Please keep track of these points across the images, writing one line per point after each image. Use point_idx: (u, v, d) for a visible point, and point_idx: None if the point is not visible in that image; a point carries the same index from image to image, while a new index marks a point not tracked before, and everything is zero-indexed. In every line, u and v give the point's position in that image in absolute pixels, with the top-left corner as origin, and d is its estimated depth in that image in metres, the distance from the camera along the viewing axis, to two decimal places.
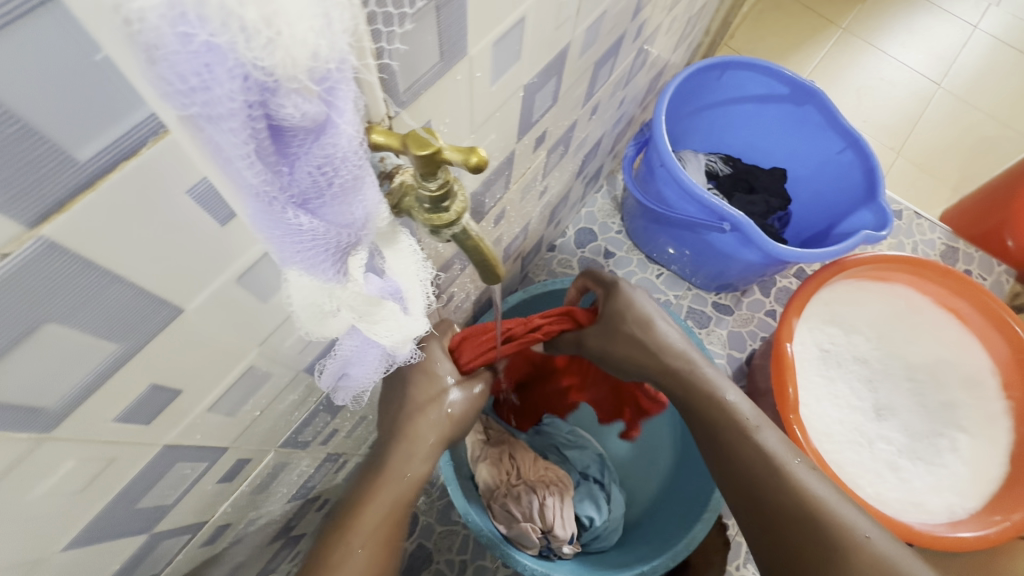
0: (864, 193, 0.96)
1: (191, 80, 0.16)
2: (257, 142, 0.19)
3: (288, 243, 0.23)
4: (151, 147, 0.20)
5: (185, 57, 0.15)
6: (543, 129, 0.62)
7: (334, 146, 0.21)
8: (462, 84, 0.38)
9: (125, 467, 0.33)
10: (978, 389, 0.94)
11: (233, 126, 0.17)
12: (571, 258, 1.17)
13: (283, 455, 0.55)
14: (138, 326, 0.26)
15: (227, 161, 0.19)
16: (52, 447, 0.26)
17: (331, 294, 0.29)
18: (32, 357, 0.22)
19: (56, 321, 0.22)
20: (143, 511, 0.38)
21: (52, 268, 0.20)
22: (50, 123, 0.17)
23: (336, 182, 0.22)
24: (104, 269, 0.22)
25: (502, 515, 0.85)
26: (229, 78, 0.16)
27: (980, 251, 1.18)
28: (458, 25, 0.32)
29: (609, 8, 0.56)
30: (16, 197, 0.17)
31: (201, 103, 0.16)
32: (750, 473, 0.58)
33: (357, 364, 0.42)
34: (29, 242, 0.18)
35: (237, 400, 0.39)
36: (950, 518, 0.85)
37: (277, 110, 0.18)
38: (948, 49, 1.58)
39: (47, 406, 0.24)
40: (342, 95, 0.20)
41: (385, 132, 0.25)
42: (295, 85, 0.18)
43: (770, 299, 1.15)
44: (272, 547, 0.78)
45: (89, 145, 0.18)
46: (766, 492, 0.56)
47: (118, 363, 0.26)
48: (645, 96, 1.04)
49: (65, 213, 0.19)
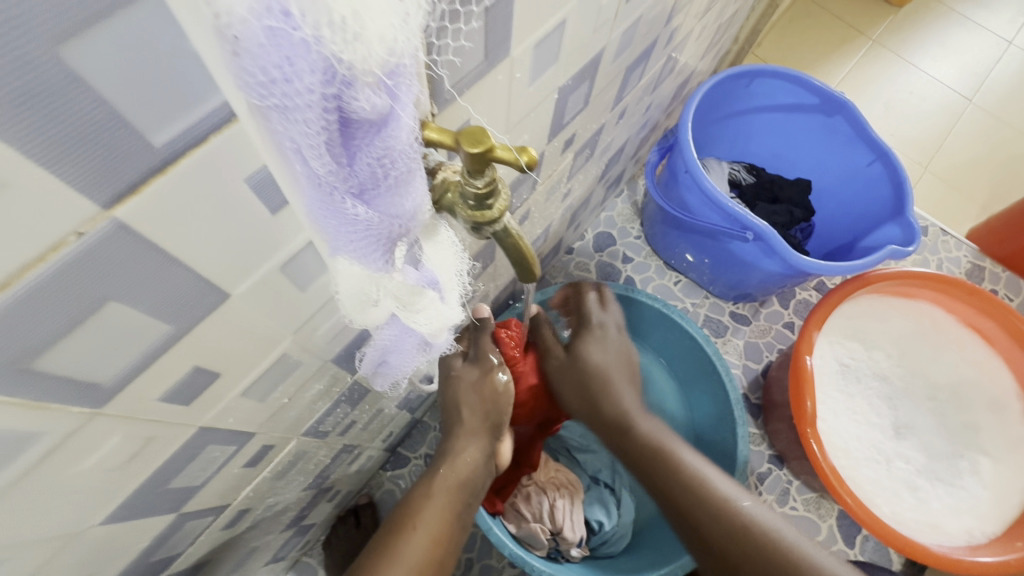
0: (892, 207, 0.95)
1: (272, 72, 0.16)
2: (327, 134, 0.19)
3: (342, 231, 0.24)
4: (221, 135, 0.20)
5: (271, 50, 0.16)
6: (573, 131, 0.63)
7: (394, 140, 0.21)
8: (502, 85, 0.38)
9: (164, 446, 0.34)
10: (1002, 411, 0.92)
11: (306, 117, 0.18)
12: (589, 261, 1.17)
13: (304, 443, 0.56)
14: (188, 309, 0.26)
15: (295, 150, 0.20)
16: (100, 423, 0.27)
17: (378, 284, 0.29)
18: (93, 334, 0.22)
19: (117, 300, 0.22)
20: (174, 490, 0.39)
21: (121, 247, 0.21)
22: (135, 109, 0.17)
23: (392, 174, 0.23)
24: (166, 251, 0.23)
25: (512, 514, 0.88)
26: (309, 71, 0.17)
27: (1006, 272, 1.16)
28: (504, 27, 0.33)
29: (645, 13, 0.56)
30: (96, 179, 0.18)
31: (280, 95, 0.17)
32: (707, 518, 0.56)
33: (395, 353, 0.43)
34: (103, 222, 0.19)
35: (268, 388, 0.40)
36: (968, 541, 0.84)
37: (348, 104, 0.19)
38: (980, 65, 1.55)
39: (102, 382, 0.25)
40: (406, 90, 0.20)
41: (438, 129, 0.25)
42: (369, 79, 0.18)
43: (789, 310, 1.14)
44: (284, 534, 0.80)
45: (165, 131, 0.19)
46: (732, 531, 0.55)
47: (167, 344, 0.27)
48: (671, 101, 1.03)
49: (137, 196, 0.19)
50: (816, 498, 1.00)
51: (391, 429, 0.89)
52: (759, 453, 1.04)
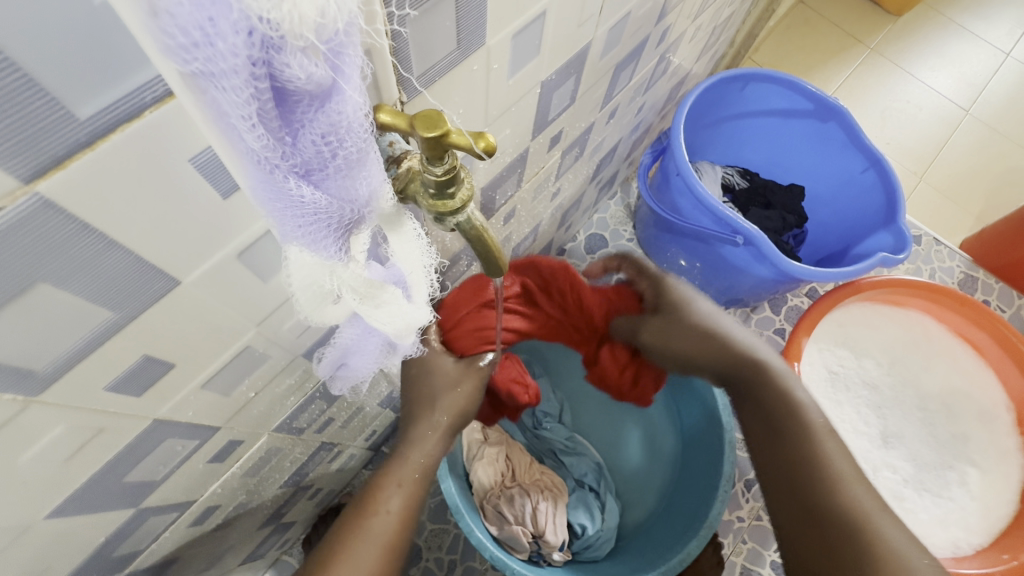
0: (884, 215, 0.94)
1: (193, 34, 0.16)
2: (260, 104, 0.18)
3: (289, 217, 0.23)
4: (155, 111, 0.20)
5: (188, 9, 0.15)
6: (559, 128, 0.62)
7: (339, 114, 0.20)
8: (479, 75, 0.37)
9: (116, 438, 0.33)
10: (991, 422, 0.92)
11: (234, 84, 0.17)
12: (580, 263, 1.17)
13: (276, 439, 0.55)
14: (133, 294, 0.25)
15: (229, 124, 0.19)
16: (41, 412, 0.26)
17: (332, 273, 0.28)
18: (23, 318, 0.21)
19: (48, 283, 0.21)
20: (131, 484, 0.38)
21: (48, 226, 0.20)
22: (51, 76, 0.17)
23: (340, 154, 0.22)
24: (101, 233, 0.22)
25: (494, 516, 0.87)
26: (232, 32, 0.16)
27: (1000, 283, 1.16)
28: (477, 14, 0.32)
29: (634, 9, 0.55)
30: (14, 151, 0.17)
31: (203, 59, 0.16)
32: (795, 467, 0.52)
33: (356, 354, 0.42)
34: (24, 197, 0.18)
35: (232, 381, 0.39)
36: (953, 553, 0.84)
37: (282, 71, 0.18)
38: (978, 76, 1.56)
39: (39, 369, 0.24)
40: (350, 61, 0.19)
41: (392, 113, 0.24)
42: (302, 44, 0.17)
43: (780, 317, 1.13)
44: (260, 533, 0.78)
45: (91, 103, 0.18)
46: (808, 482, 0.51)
47: (110, 331, 0.26)
48: (665, 104, 1.03)
49: (63, 170, 0.18)
50: None
51: (374, 428, 0.88)
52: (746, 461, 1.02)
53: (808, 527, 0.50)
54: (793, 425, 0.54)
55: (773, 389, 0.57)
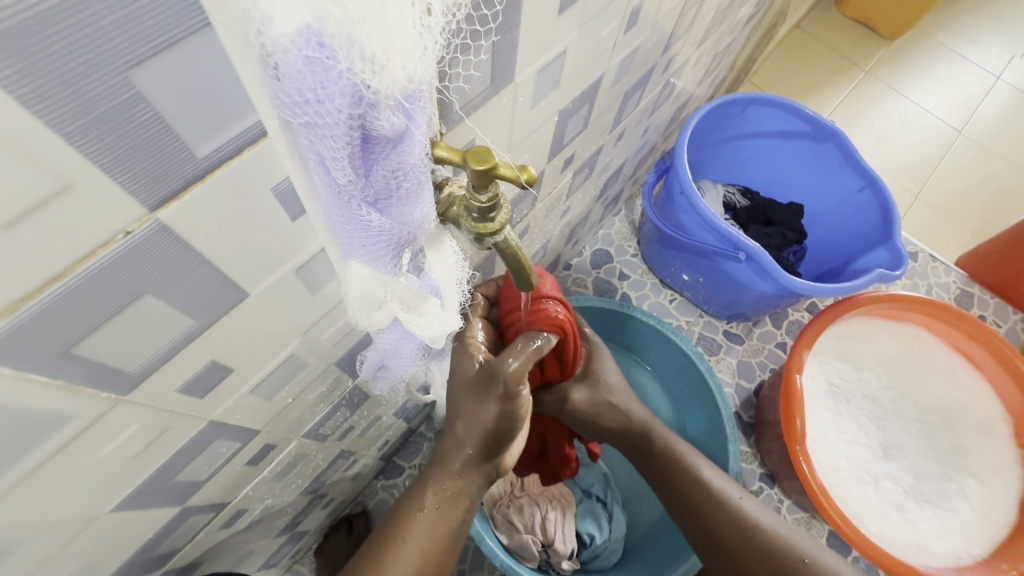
0: (880, 232, 0.98)
1: (306, 93, 0.19)
2: (350, 147, 0.22)
3: (355, 235, 0.27)
4: (252, 150, 0.23)
5: (306, 75, 0.19)
6: (572, 151, 0.66)
7: (408, 154, 0.24)
8: (506, 107, 0.41)
9: (176, 437, 0.35)
10: (989, 434, 0.94)
11: (333, 133, 0.21)
12: (586, 277, 1.20)
13: (304, 445, 0.58)
14: (212, 305, 0.28)
15: (319, 161, 0.22)
16: (124, 410, 0.29)
17: (386, 286, 0.32)
18: (127, 324, 0.25)
19: (152, 294, 0.25)
20: (180, 483, 0.41)
21: (159, 247, 0.23)
22: (183, 124, 0.20)
23: (404, 186, 0.25)
24: (198, 252, 0.25)
25: (504, 525, 0.89)
26: (339, 94, 0.20)
27: (995, 298, 1.19)
28: (509, 55, 0.36)
29: (643, 43, 0.60)
30: (145, 183, 0.20)
31: (311, 112, 0.20)
32: (707, 517, 0.66)
33: (395, 357, 0.45)
34: (147, 223, 0.21)
35: (275, 386, 0.42)
36: (955, 563, 0.85)
37: (372, 123, 0.22)
38: (970, 98, 1.61)
39: (130, 370, 0.27)
40: (421, 112, 0.23)
41: (447, 148, 0.28)
42: (390, 102, 0.21)
43: (781, 331, 1.16)
44: (277, 539, 0.80)
45: (206, 144, 0.21)
46: (726, 530, 0.65)
47: (189, 337, 0.29)
48: (668, 125, 1.07)
49: (178, 200, 0.22)
50: (806, 518, 1.00)
51: (387, 437, 0.90)
52: (751, 471, 1.04)
53: (723, 560, 0.65)
54: (683, 478, 0.68)
55: (660, 444, 0.70)
